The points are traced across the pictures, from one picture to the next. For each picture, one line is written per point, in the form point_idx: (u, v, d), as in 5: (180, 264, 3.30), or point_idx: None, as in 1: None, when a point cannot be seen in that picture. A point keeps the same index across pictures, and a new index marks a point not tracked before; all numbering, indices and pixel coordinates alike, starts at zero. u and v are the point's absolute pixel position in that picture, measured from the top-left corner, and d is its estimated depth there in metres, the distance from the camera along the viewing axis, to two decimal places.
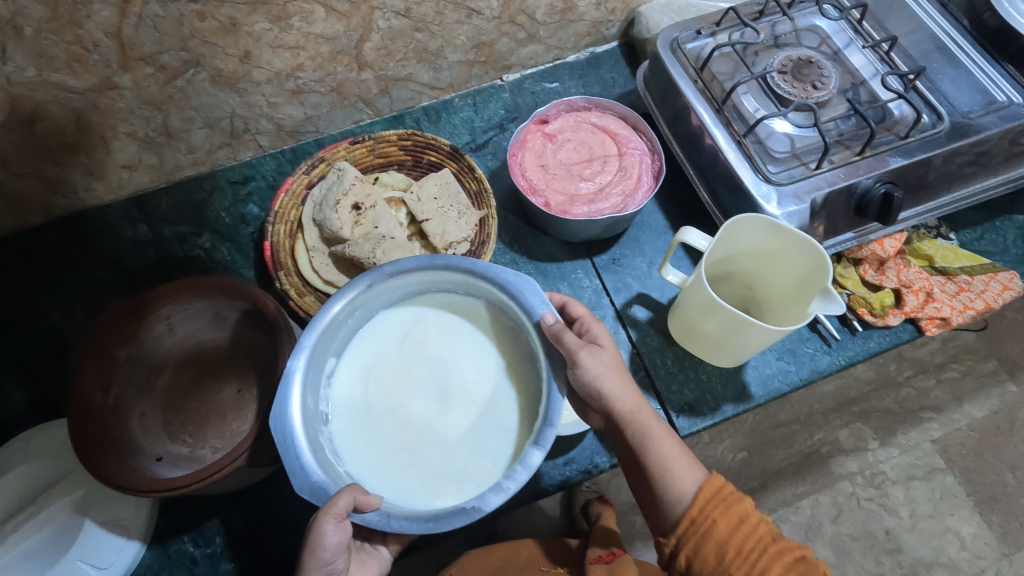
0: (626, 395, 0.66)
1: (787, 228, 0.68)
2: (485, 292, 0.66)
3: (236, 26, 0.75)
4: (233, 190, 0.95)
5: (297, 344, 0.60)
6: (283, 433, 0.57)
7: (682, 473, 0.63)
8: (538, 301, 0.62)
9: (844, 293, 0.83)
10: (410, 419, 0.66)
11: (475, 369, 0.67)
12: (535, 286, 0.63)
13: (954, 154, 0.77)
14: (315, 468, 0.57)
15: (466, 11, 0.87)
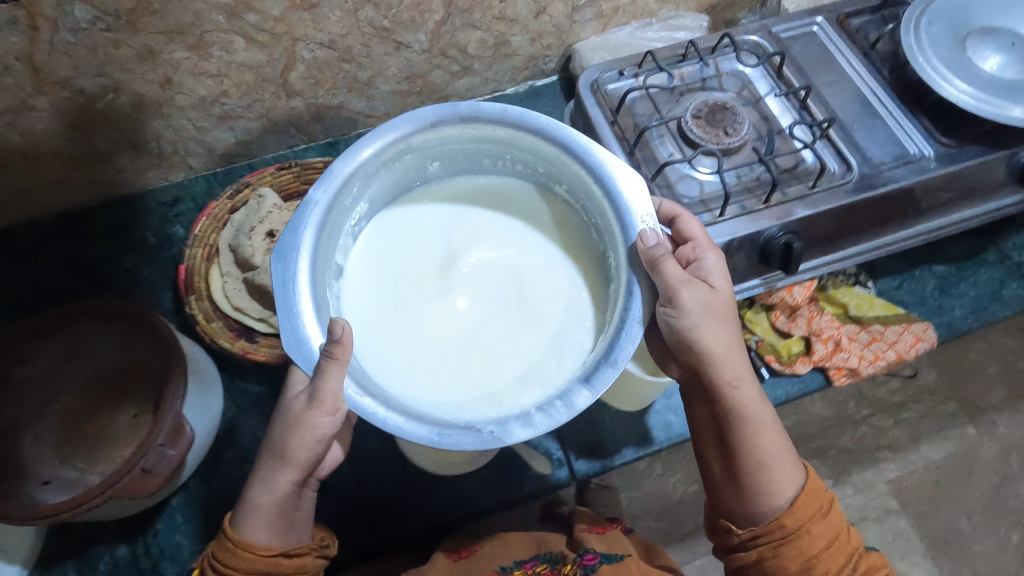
0: (735, 360, 0.63)
1: None
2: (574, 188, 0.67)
3: (154, 54, 0.76)
4: (162, 211, 0.96)
5: (326, 175, 0.60)
6: (289, 267, 0.57)
7: (783, 477, 0.61)
8: (643, 217, 0.60)
9: (754, 339, 0.83)
10: (438, 317, 0.68)
11: (525, 280, 0.70)
12: (647, 199, 0.60)
13: (862, 206, 0.77)
14: (315, 313, 0.57)
15: (395, 44, 0.88)
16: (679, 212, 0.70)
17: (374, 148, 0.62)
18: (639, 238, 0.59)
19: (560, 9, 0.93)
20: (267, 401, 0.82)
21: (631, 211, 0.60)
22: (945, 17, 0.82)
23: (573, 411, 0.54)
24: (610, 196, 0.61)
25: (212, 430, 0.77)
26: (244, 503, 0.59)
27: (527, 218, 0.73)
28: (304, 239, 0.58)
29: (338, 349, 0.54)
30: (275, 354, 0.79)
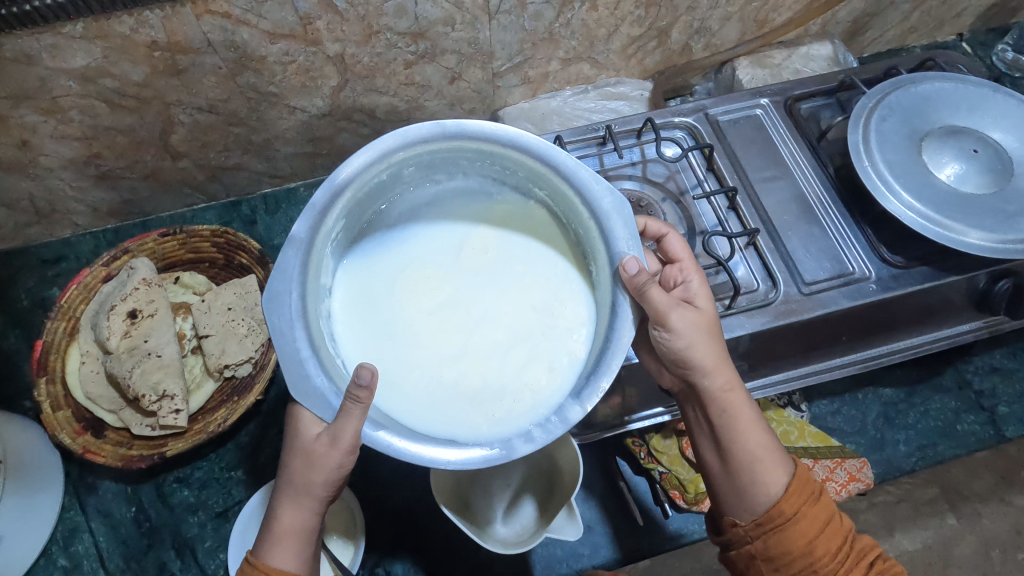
0: (723, 363, 0.54)
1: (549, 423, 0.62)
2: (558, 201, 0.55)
3: (1, 118, 0.69)
4: (41, 271, 0.89)
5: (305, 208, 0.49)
6: (279, 315, 0.47)
7: (770, 464, 0.52)
8: (625, 241, 0.50)
9: (658, 471, 0.70)
10: (445, 336, 0.54)
11: (533, 294, 0.55)
12: (630, 221, 0.50)
13: (784, 330, 0.67)
14: (314, 365, 0.47)
15: (288, 108, 0.80)
16: (665, 231, 0.62)
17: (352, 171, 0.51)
18: (620, 268, 0.49)
19: (478, 75, 0.84)
20: (115, 499, 0.74)
21: (616, 232, 0.50)
22: (901, 112, 0.71)
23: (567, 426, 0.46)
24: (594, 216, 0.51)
25: (39, 537, 0.70)
26: (268, 525, 0.52)
27: (524, 219, 0.57)
28: (288, 285, 0.48)
29: (363, 392, 0.46)
30: (116, 456, 0.69)
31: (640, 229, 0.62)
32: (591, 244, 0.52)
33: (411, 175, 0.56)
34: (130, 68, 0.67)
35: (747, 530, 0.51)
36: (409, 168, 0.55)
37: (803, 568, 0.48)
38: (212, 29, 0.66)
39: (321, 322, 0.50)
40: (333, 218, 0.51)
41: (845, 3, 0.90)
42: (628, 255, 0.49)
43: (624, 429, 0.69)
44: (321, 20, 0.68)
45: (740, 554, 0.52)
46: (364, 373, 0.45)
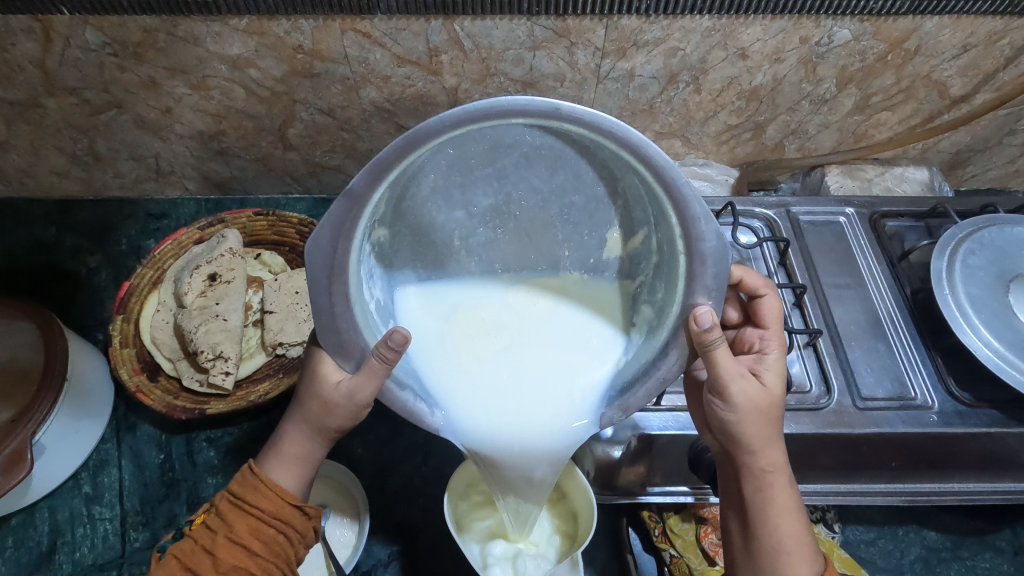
0: (773, 444, 0.55)
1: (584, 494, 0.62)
2: (654, 204, 0.50)
3: (156, 84, 0.79)
4: (145, 222, 0.98)
5: (371, 160, 0.46)
6: (326, 265, 0.48)
7: (794, 560, 0.52)
8: (707, 290, 0.49)
9: (668, 553, 0.68)
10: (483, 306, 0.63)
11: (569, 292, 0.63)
12: (724, 271, 0.48)
13: (829, 442, 0.65)
14: (347, 320, 0.50)
15: (396, 126, 0.87)
16: (765, 291, 0.62)
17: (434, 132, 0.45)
18: (692, 316, 0.49)
19: None
20: (148, 442, 0.78)
21: (702, 279, 0.48)
22: (991, 250, 0.70)
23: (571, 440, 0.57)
24: (688, 257, 0.48)
25: (76, 459, 0.74)
26: (275, 445, 0.59)
27: (591, 203, 0.56)
28: (336, 238, 0.48)
29: (391, 354, 0.49)
30: (162, 402, 0.74)
31: (736, 281, 0.62)
32: (673, 275, 0.51)
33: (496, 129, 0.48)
34: (272, 64, 0.76)
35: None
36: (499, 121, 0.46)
37: None
38: (351, 45, 0.74)
39: (361, 265, 0.52)
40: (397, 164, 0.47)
41: (949, 134, 0.90)
42: (704, 305, 0.49)
43: (643, 499, 0.67)
44: (446, 55, 0.75)
45: None
46: (396, 336, 0.48)
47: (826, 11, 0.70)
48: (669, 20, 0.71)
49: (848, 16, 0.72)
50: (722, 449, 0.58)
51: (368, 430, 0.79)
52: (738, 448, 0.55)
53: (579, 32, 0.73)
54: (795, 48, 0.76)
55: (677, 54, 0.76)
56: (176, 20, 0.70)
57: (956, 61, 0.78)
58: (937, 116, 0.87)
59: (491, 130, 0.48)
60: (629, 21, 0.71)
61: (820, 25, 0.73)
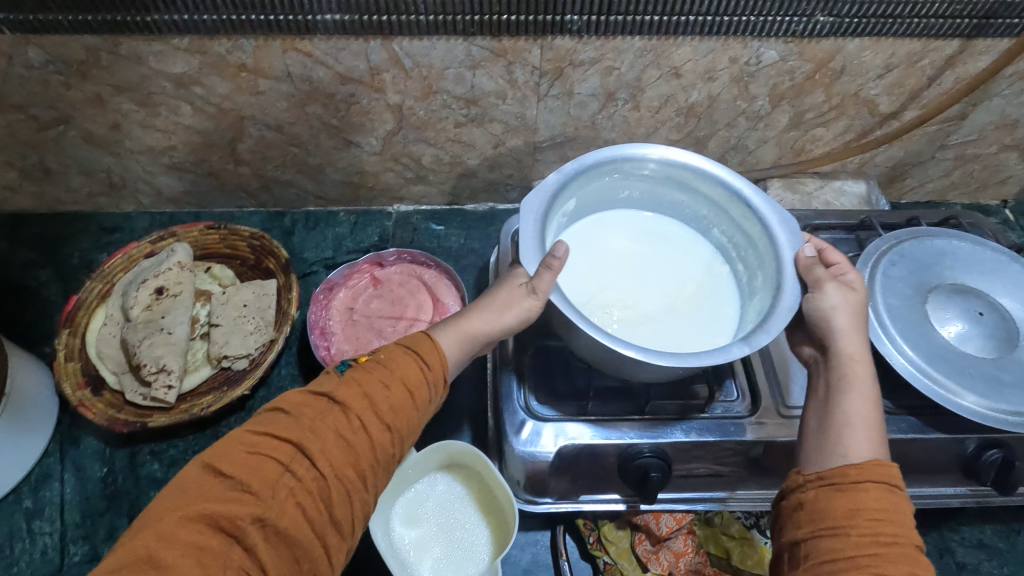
0: (859, 336, 0.57)
1: (501, 513, 0.63)
2: (733, 224, 0.67)
3: (103, 101, 0.80)
4: (98, 236, 0.98)
5: (560, 166, 0.63)
6: (530, 216, 0.60)
7: (857, 440, 0.51)
8: (790, 239, 0.61)
9: (603, 560, 0.70)
10: (619, 289, 0.66)
11: (700, 284, 0.69)
12: (794, 226, 0.61)
13: (757, 451, 0.66)
14: (535, 250, 0.59)
15: (344, 141, 0.88)
16: (825, 246, 0.62)
17: (600, 153, 0.64)
18: (796, 254, 0.60)
19: (521, 145, 0.90)
20: (91, 456, 0.77)
21: (781, 233, 0.61)
22: (910, 261, 0.72)
23: (725, 359, 0.52)
24: (765, 229, 0.62)
25: (16, 472, 0.74)
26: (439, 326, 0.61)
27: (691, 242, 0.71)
28: (542, 199, 0.61)
29: (556, 262, 0.57)
30: (103, 415, 0.74)
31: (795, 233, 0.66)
32: (759, 253, 0.64)
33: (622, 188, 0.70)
34: (217, 81, 0.77)
35: (806, 481, 0.50)
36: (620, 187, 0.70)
37: (838, 527, 0.46)
38: (294, 63, 0.75)
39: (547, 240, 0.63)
40: (571, 193, 0.65)
41: (884, 148, 0.93)
42: (800, 244, 0.60)
43: (575, 509, 0.69)
44: (388, 73, 0.77)
45: (788, 504, 0.50)
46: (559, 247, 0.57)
47: (751, 33, 0.73)
48: (601, 41, 0.74)
49: (774, 38, 0.74)
50: (815, 349, 0.60)
51: None
52: (827, 342, 0.58)
53: (515, 52, 0.75)
54: (726, 68, 0.78)
55: (612, 72, 0.79)
56: (118, 39, 0.71)
57: (881, 80, 0.81)
58: (870, 131, 0.90)
59: (621, 179, 0.68)
60: (562, 41, 0.74)
61: (747, 46, 0.75)
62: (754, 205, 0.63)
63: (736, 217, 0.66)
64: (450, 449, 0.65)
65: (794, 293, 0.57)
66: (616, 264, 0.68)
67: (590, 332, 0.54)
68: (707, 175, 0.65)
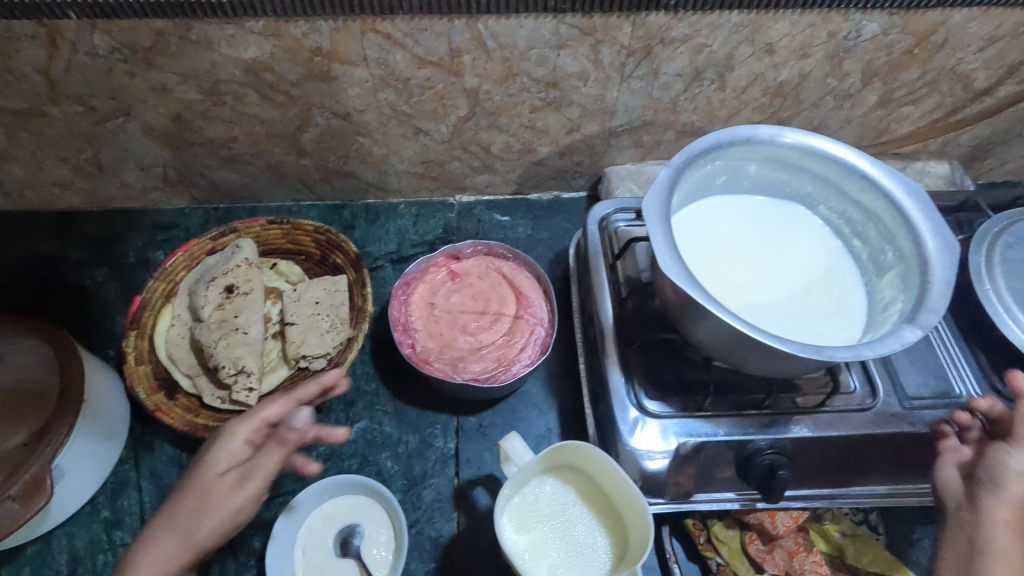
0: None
1: (623, 520, 0.62)
2: (848, 200, 0.64)
3: (167, 91, 0.76)
4: (152, 233, 0.94)
5: (671, 161, 0.59)
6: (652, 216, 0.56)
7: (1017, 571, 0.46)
8: (925, 213, 0.57)
9: (714, 561, 0.67)
10: (742, 279, 0.63)
11: (819, 267, 0.66)
12: (925, 196, 0.58)
13: (882, 445, 0.63)
14: (666, 247, 0.55)
15: (413, 129, 0.84)
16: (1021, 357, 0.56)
17: (706, 140, 0.60)
18: (937, 228, 0.56)
19: (595, 130, 0.87)
20: (168, 463, 0.74)
21: (913, 205, 0.58)
22: None
23: (902, 345, 0.50)
24: (893, 205, 0.59)
25: (94, 481, 0.71)
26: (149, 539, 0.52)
27: (798, 223, 0.68)
28: (660, 196, 0.57)
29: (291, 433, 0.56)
30: (183, 420, 0.71)
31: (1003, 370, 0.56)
32: (886, 229, 0.61)
33: (721, 177, 0.66)
34: (289, 67, 0.74)
35: None
36: (718, 176, 0.66)
37: None
38: (371, 46, 0.72)
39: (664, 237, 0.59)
40: (680, 187, 0.61)
41: (971, 127, 0.89)
42: (937, 215, 0.57)
43: (691, 507, 0.65)
44: (468, 55, 0.73)
45: None
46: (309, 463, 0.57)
47: (856, 5, 0.70)
48: (697, 16, 0.70)
49: (878, 10, 0.71)
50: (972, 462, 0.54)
51: (398, 443, 0.77)
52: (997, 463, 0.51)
53: (605, 30, 0.71)
54: (823, 43, 0.75)
55: (703, 50, 0.75)
56: (190, 23, 0.67)
57: (981, 54, 0.77)
58: (960, 109, 0.86)
59: (723, 166, 0.65)
60: (656, 17, 0.70)
61: (849, 19, 0.72)
62: (872, 175, 0.60)
63: (849, 189, 0.63)
64: (568, 452, 0.62)
65: (946, 262, 0.55)
66: (730, 253, 0.65)
67: (752, 337, 0.51)
68: (816, 151, 0.61)
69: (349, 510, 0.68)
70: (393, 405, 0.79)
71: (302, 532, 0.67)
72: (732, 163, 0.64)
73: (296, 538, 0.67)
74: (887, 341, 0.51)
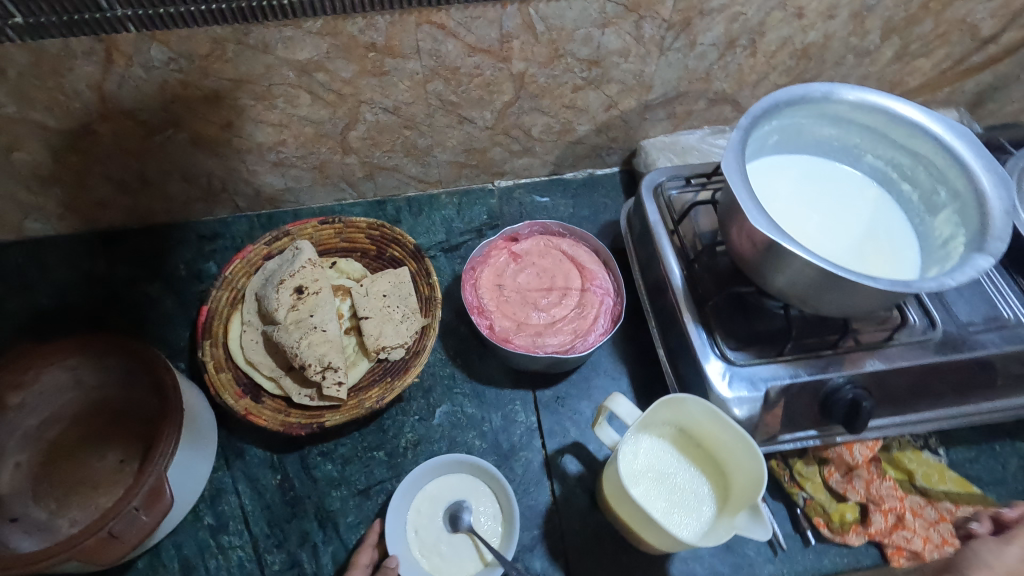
0: None
1: (722, 465, 0.65)
2: (897, 148, 0.68)
3: (220, 98, 0.76)
4: (198, 245, 0.94)
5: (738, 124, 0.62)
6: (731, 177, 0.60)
7: None
8: (975, 152, 0.62)
9: (801, 496, 0.71)
10: (810, 231, 0.67)
11: (873, 214, 0.70)
12: (973, 138, 0.63)
13: (946, 369, 0.68)
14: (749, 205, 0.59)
15: (458, 118, 0.86)
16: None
17: (767, 102, 0.64)
18: (990, 166, 0.61)
19: (632, 105, 0.90)
20: (261, 465, 0.76)
21: (963, 147, 0.62)
22: None
23: (978, 272, 0.55)
24: (943, 149, 0.64)
25: (195, 489, 0.72)
26: None
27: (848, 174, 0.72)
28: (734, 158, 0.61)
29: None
30: (277, 421, 0.72)
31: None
32: (937, 171, 0.65)
33: (776, 137, 0.70)
34: (342, 65, 0.75)
35: None
36: (773, 136, 0.70)
37: None
38: (425, 38, 0.73)
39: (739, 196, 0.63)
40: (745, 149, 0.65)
41: (977, 75, 0.95)
42: (987, 154, 0.62)
43: (777, 448, 0.69)
44: (517, 39, 0.75)
45: None
46: None
47: None
48: None
49: None
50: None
51: (482, 422, 0.79)
52: None
53: (648, 6, 0.74)
54: (848, 4, 0.79)
55: (739, 18, 0.78)
56: (249, 27, 0.68)
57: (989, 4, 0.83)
58: (967, 58, 0.92)
59: (778, 126, 0.68)
60: None
61: None
62: (920, 122, 0.65)
63: (897, 137, 0.67)
64: (671, 408, 0.65)
65: (1001, 194, 0.60)
66: (793, 208, 0.69)
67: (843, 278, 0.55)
68: (865, 104, 0.66)
69: (455, 488, 0.71)
70: (470, 387, 0.81)
71: (411, 512, 0.69)
72: (787, 122, 0.68)
73: (406, 519, 0.69)
74: (964, 269, 0.55)
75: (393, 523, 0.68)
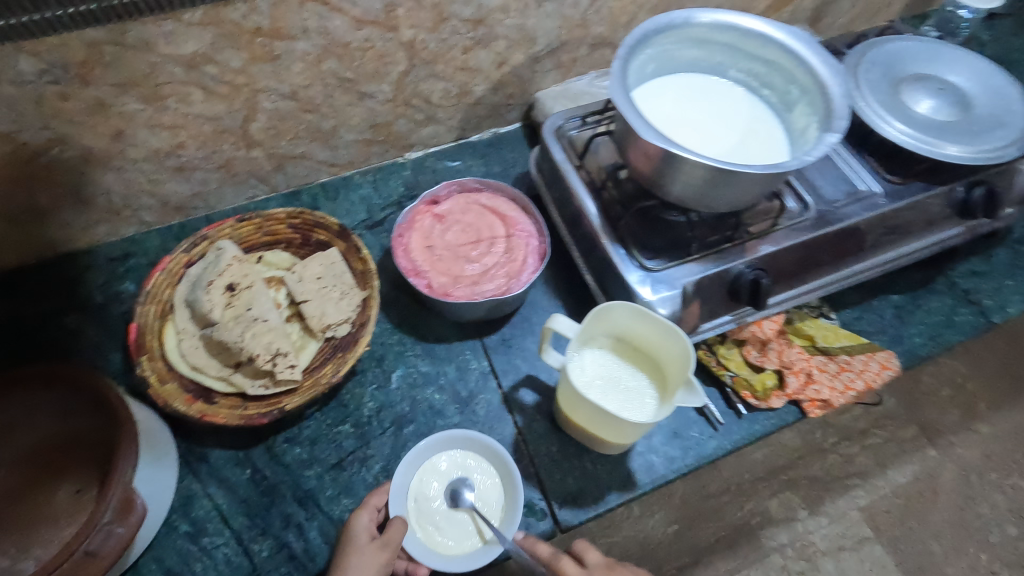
0: None
1: (655, 358, 0.73)
2: (753, 59, 0.78)
3: (105, 107, 0.73)
4: (110, 268, 0.90)
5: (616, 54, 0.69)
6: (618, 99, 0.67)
7: None
8: (812, 51, 0.73)
9: (729, 375, 0.81)
10: (695, 141, 0.75)
11: (745, 119, 0.79)
12: (809, 38, 0.73)
13: (823, 241, 0.79)
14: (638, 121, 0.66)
15: (358, 94, 0.88)
16: None
17: (637, 32, 0.71)
18: (826, 59, 0.72)
19: (521, 60, 0.95)
20: (228, 465, 0.76)
21: (802, 47, 0.73)
22: (879, 66, 0.88)
23: (829, 146, 0.65)
24: (787, 52, 0.74)
25: (165, 501, 0.71)
26: None
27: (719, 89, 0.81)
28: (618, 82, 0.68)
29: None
30: (236, 416, 0.72)
31: None
32: (787, 73, 0.75)
33: (652, 64, 0.78)
34: (231, 55, 0.74)
35: None
36: (649, 65, 0.78)
37: None
38: (310, 16, 0.74)
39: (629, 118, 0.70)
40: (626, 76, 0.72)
41: None
42: (821, 51, 0.72)
43: (699, 338, 0.78)
44: (402, 7, 0.78)
45: None
46: None
47: None
48: None
49: None
50: None
51: (438, 377, 0.83)
52: None
53: None
54: None
55: None
56: (125, 27, 0.66)
57: None
58: None
59: (651, 54, 0.76)
60: None
61: None
62: (766, 32, 0.74)
63: (750, 49, 0.77)
64: (602, 319, 0.72)
65: (837, 81, 0.70)
66: (678, 124, 0.77)
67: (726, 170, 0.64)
68: (720, 24, 0.75)
69: (460, 466, 0.74)
70: (420, 347, 0.85)
71: (416, 480, 0.72)
72: (658, 50, 0.76)
73: (410, 486, 0.72)
74: (818, 147, 0.65)
75: (400, 485, 0.71)
